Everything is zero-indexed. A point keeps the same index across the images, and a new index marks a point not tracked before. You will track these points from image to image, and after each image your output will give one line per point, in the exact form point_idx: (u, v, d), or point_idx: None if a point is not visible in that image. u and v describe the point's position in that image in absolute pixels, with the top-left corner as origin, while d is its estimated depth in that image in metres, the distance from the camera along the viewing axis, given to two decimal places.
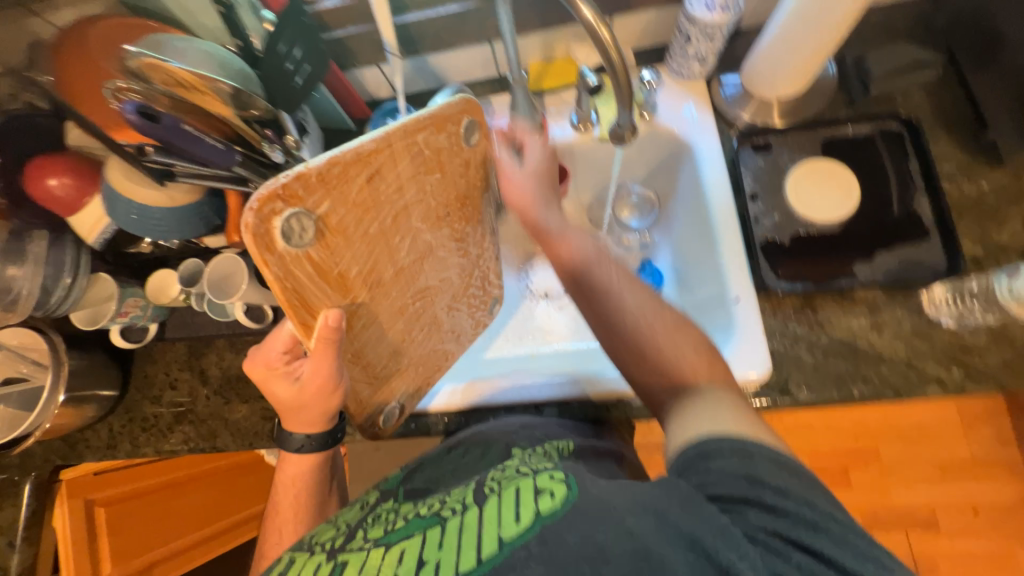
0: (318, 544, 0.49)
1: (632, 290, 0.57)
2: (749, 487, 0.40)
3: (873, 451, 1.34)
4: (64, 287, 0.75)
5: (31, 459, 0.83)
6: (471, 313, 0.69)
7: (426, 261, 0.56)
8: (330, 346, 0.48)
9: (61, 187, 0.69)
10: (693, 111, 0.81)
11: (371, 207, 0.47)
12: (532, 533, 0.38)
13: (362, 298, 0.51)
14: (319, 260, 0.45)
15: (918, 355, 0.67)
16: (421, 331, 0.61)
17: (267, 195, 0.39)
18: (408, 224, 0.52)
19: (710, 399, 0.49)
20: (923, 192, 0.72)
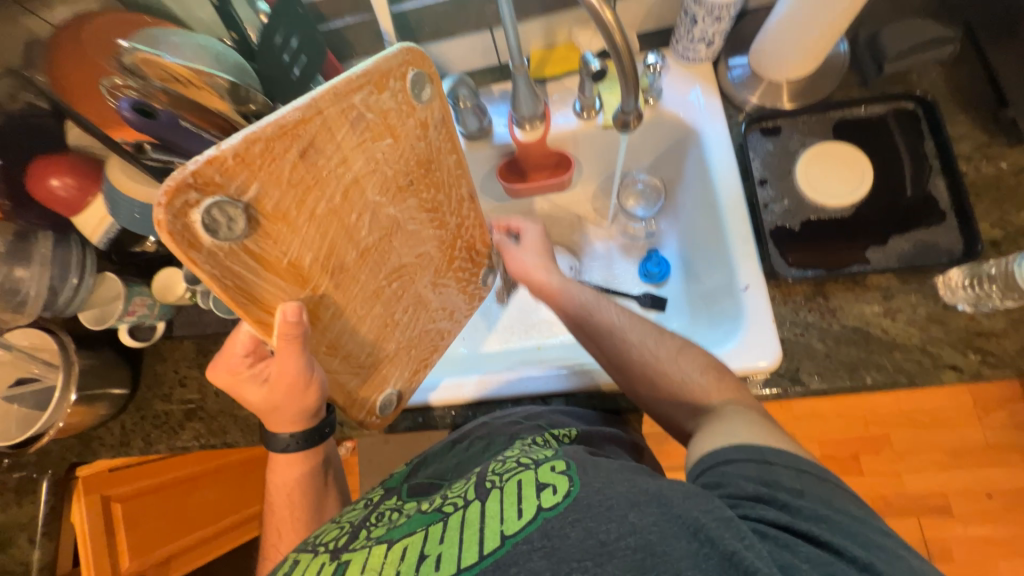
0: (321, 544, 0.49)
1: (635, 327, 0.63)
2: (762, 489, 0.42)
3: (885, 437, 1.33)
4: (72, 288, 0.75)
5: (46, 457, 0.86)
6: (461, 289, 0.64)
7: (403, 240, 0.52)
8: (297, 339, 0.46)
9: (63, 189, 0.69)
10: (700, 96, 0.79)
11: (315, 183, 0.41)
12: (533, 530, 0.39)
13: (324, 286, 0.47)
14: (260, 251, 0.41)
15: (933, 341, 0.65)
16: (405, 312, 0.58)
17: (175, 186, 0.34)
18: (382, 209, 0.48)
19: (727, 415, 0.51)
20: (939, 174, 0.70)
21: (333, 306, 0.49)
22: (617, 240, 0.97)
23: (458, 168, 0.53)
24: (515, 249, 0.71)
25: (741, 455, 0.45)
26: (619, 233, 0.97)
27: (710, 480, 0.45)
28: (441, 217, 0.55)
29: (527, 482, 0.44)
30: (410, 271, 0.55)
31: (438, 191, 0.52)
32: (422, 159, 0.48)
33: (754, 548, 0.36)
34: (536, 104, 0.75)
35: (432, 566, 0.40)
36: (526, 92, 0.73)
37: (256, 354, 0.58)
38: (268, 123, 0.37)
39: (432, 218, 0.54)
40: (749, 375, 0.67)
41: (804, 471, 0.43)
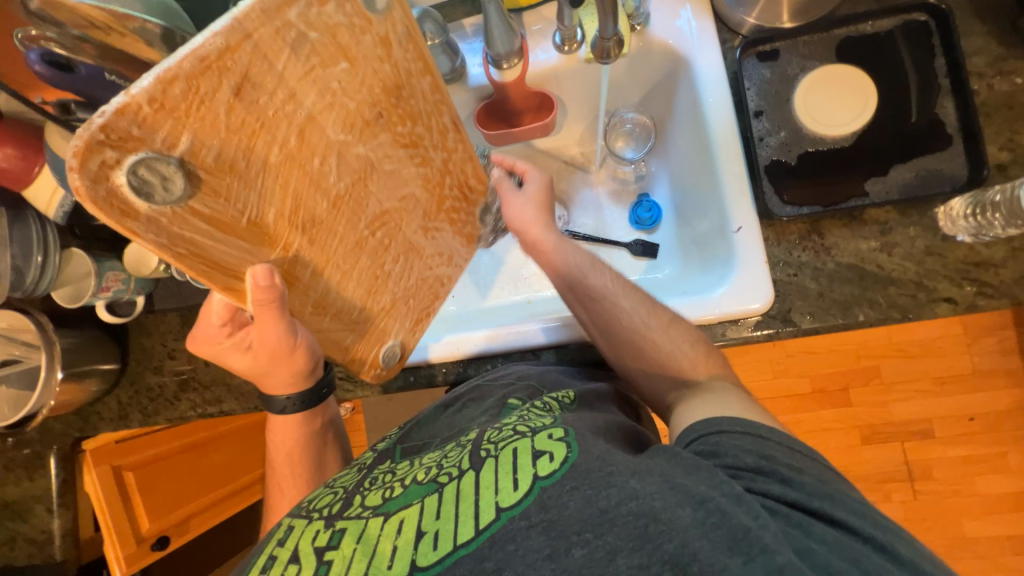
0: (315, 510, 0.50)
1: (627, 295, 0.62)
2: (761, 461, 0.41)
3: (874, 369, 1.36)
4: (37, 267, 0.72)
5: (50, 433, 0.86)
6: (457, 231, 0.60)
7: (383, 183, 0.48)
8: (273, 305, 0.44)
9: (4, 160, 0.64)
10: (691, 19, 0.72)
11: (262, 124, 0.37)
12: (530, 501, 0.39)
13: (298, 244, 0.44)
14: (210, 212, 0.37)
15: (929, 274, 0.64)
16: (396, 262, 0.54)
17: (85, 145, 0.30)
18: (349, 149, 0.43)
19: (712, 390, 0.52)
20: (947, 94, 0.65)
21: (311, 265, 0.46)
22: (607, 186, 0.93)
23: (435, 93, 0.47)
24: (516, 193, 0.67)
25: (739, 430, 0.44)
26: (608, 178, 0.93)
27: (704, 448, 0.44)
28: (421, 152, 0.49)
29: (523, 449, 0.44)
30: (395, 217, 0.51)
31: (406, 122, 0.46)
32: (389, 86, 0.43)
33: (766, 525, 0.36)
34: (511, 37, 0.68)
35: (429, 543, 0.40)
36: (501, 26, 0.67)
37: (236, 323, 0.56)
38: (185, 53, 0.32)
39: (410, 155, 0.48)
40: (739, 318, 0.67)
41: (802, 453, 0.43)
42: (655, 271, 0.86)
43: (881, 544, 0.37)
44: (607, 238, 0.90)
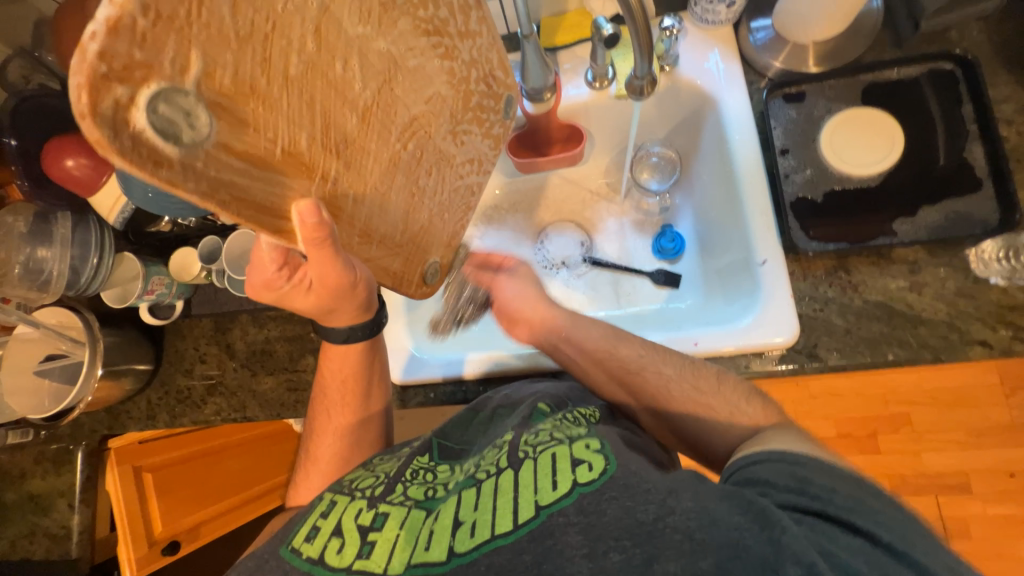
0: (358, 489, 0.52)
1: (668, 362, 0.61)
2: (793, 483, 0.40)
3: (904, 416, 1.30)
4: (91, 268, 0.77)
5: (81, 429, 0.89)
6: (485, 133, 0.51)
7: (408, 84, 0.42)
8: (325, 245, 0.39)
9: (78, 168, 0.70)
10: (719, 62, 0.75)
11: (274, 25, 0.31)
12: (570, 502, 0.39)
13: (334, 171, 0.38)
14: (245, 150, 0.32)
15: (961, 315, 0.63)
16: (429, 175, 0.47)
17: (89, 81, 0.24)
18: (371, 45, 0.37)
19: (769, 437, 0.47)
20: (975, 138, 0.66)
21: (352, 193, 0.41)
22: (630, 216, 0.95)
23: None
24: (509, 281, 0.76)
25: (778, 458, 0.43)
26: (632, 209, 0.95)
27: (741, 477, 0.43)
28: (445, 41, 0.43)
29: (561, 455, 0.44)
30: (424, 124, 0.44)
31: (427, 3, 0.40)
32: None
33: (790, 532, 0.35)
34: (546, 74, 0.72)
35: (467, 532, 0.41)
36: (537, 62, 0.70)
37: (290, 265, 0.54)
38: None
39: (434, 44, 0.42)
40: (764, 351, 0.66)
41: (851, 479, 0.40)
42: (676, 301, 0.87)
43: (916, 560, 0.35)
44: (629, 267, 0.91)
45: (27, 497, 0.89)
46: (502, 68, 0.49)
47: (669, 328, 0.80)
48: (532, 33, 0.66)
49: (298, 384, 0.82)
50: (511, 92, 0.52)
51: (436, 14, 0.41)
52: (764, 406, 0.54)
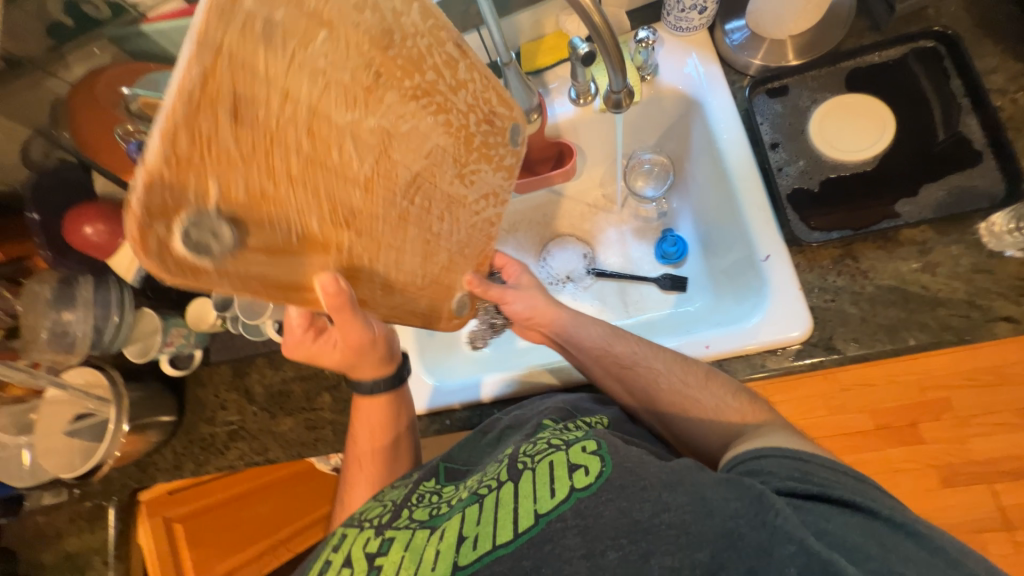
0: (366, 520, 0.51)
1: (659, 359, 0.61)
2: (802, 479, 0.39)
3: (944, 401, 1.24)
4: (114, 325, 0.80)
5: (111, 484, 0.90)
6: (496, 167, 0.53)
7: (405, 146, 0.43)
8: (345, 311, 0.42)
9: (96, 235, 0.73)
10: (698, 66, 0.76)
11: (272, 139, 0.33)
12: (567, 507, 0.39)
13: (347, 240, 0.41)
14: (266, 245, 0.35)
15: (980, 292, 0.61)
16: (442, 220, 0.50)
17: (136, 229, 0.29)
18: (362, 125, 0.39)
19: (758, 433, 0.47)
20: (970, 111, 0.65)
21: (367, 257, 0.43)
22: (630, 224, 0.95)
23: (426, 19, 0.40)
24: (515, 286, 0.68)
25: (771, 454, 0.42)
26: (631, 217, 0.95)
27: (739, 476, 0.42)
28: (435, 99, 0.44)
29: (558, 462, 0.43)
30: (427, 176, 0.46)
31: (412, 72, 0.41)
32: (377, 35, 0.37)
33: (787, 516, 0.34)
34: (530, 96, 0.73)
35: (470, 545, 0.40)
36: (520, 86, 0.72)
37: (317, 326, 0.58)
38: (171, 100, 0.28)
39: (424, 105, 0.43)
40: (779, 347, 0.65)
41: (847, 473, 0.40)
42: (686, 305, 0.86)
43: (901, 524, 0.37)
44: (634, 275, 0.91)
45: (64, 557, 0.90)
46: (502, 102, 0.50)
47: (681, 332, 0.79)
48: (512, 61, 0.68)
49: (317, 422, 0.83)
50: (517, 122, 0.53)
51: (422, 79, 0.42)
52: (754, 402, 0.55)
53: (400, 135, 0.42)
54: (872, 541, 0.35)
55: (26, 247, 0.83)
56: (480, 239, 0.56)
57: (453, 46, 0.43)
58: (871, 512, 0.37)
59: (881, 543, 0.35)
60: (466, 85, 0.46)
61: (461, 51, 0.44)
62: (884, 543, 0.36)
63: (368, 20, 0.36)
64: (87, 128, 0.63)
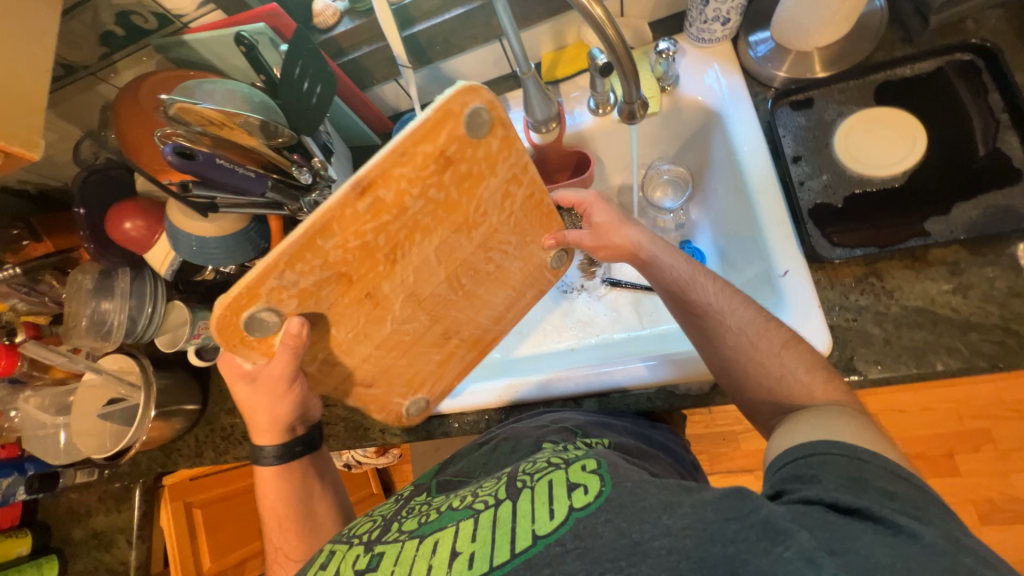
0: (355, 537, 0.52)
1: (737, 312, 0.57)
2: (855, 483, 0.38)
3: (983, 432, 1.17)
4: (147, 316, 0.84)
5: (137, 467, 0.94)
6: (490, 163, 0.48)
7: (430, 276, 0.54)
8: (290, 351, 0.48)
9: (134, 230, 0.78)
10: (720, 77, 0.76)
11: (383, 360, 0.59)
12: (565, 530, 0.39)
13: (456, 336, 0.63)
14: (433, 380, 0.66)
15: (1017, 318, 0.57)
16: (492, 260, 0.58)
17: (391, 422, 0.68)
18: (398, 310, 0.55)
19: (813, 416, 0.47)
20: (1010, 127, 0.62)
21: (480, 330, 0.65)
22: None
23: (332, 239, 0.44)
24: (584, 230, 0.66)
25: (836, 453, 0.41)
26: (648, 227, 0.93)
27: (791, 472, 0.42)
28: (402, 240, 0.49)
29: (558, 481, 0.44)
30: (462, 269, 0.56)
31: (372, 258, 0.48)
32: (334, 285, 0.48)
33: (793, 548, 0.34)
34: (550, 106, 0.73)
35: (465, 562, 0.41)
36: (539, 96, 0.71)
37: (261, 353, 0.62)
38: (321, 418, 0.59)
39: (398, 253, 0.50)
40: None
41: (911, 482, 0.38)
42: None
43: (941, 550, 0.34)
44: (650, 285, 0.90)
45: (91, 535, 0.95)
46: (438, 123, 0.42)
47: None
48: (531, 71, 0.67)
49: (329, 419, 0.80)
50: (471, 109, 0.43)
51: (381, 244, 0.47)
52: (830, 379, 0.51)
53: (414, 273, 0.52)
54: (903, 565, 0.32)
55: (72, 240, 0.91)
56: (537, 209, 0.57)
57: (349, 191, 0.42)
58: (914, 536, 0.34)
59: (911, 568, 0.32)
60: (408, 190, 0.45)
61: (370, 184, 0.43)
62: (914, 568, 0.32)
63: (330, 296, 0.48)
64: (133, 131, 0.68)
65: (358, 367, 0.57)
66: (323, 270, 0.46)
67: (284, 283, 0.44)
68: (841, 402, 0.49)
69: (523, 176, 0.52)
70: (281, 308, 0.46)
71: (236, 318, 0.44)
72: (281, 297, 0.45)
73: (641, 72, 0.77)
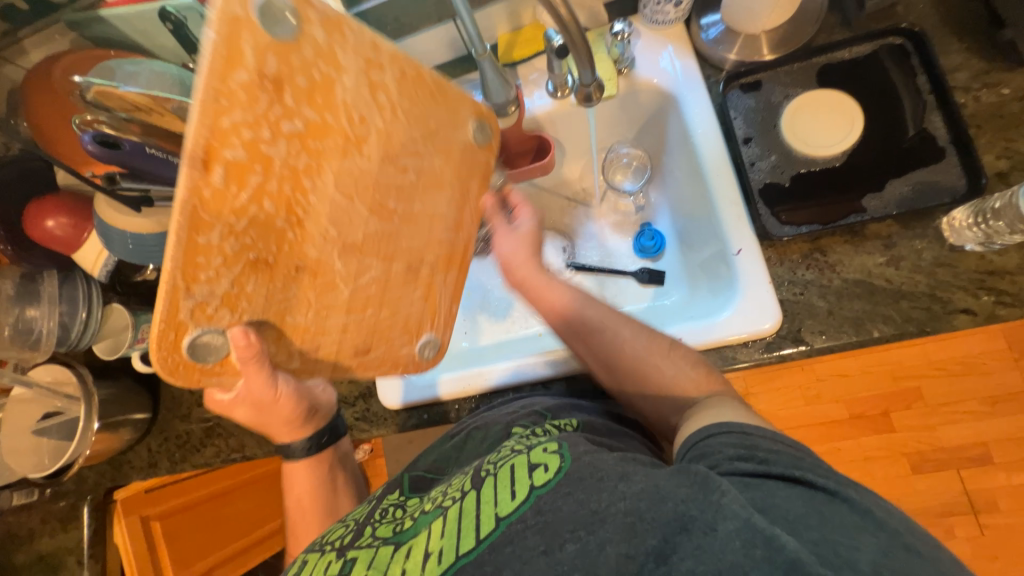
0: (327, 544, 0.51)
1: (626, 325, 0.63)
2: (742, 451, 0.41)
3: (915, 391, 1.28)
4: (81, 321, 0.78)
5: (84, 483, 0.89)
6: (331, 57, 0.36)
7: (357, 211, 0.43)
8: (258, 363, 0.43)
9: (59, 228, 0.71)
10: (674, 61, 0.77)
11: (366, 328, 0.48)
12: (527, 508, 0.40)
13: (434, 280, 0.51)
14: (434, 319, 0.53)
15: (941, 285, 0.62)
16: (415, 157, 0.44)
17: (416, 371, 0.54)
18: (341, 256, 0.44)
19: (718, 405, 0.49)
20: (935, 108, 0.66)
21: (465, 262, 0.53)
22: (609, 218, 0.95)
23: (204, 234, 0.36)
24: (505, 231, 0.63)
25: (727, 431, 0.43)
26: (610, 212, 0.95)
27: (696, 455, 0.43)
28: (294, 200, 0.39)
29: (520, 465, 0.44)
30: (398, 187, 0.44)
31: (273, 232, 0.39)
32: (250, 272, 0.40)
33: (730, 494, 0.35)
34: (508, 89, 0.72)
35: (435, 560, 0.41)
36: (496, 79, 0.70)
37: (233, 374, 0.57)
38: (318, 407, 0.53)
39: (294, 212, 0.39)
40: (750, 339, 0.66)
41: (786, 442, 0.42)
42: (663, 298, 0.86)
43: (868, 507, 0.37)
44: (614, 268, 0.91)
45: (37, 558, 0.89)
46: (231, 44, 0.32)
47: (656, 324, 0.79)
48: (486, 52, 0.66)
49: None
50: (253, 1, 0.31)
51: (267, 212, 0.38)
52: (710, 372, 0.57)
53: (331, 217, 0.41)
54: (812, 512, 0.36)
55: None
56: (423, 86, 0.42)
57: (190, 171, 0.33)
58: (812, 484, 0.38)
59: (820, 513, 0.36)
60: (257, 138, 0.35)
61: (209, 153, 0.34)
62: (823, 512, 0.36)
63: (258, 288, 0.41)
64: (49, 120, 0.61)
65: (343, 342, 0.47)
66: (232, 267, 0.38)
67: (200, 299, 0.38)
68: (722, 390, 0.55)
69: (381, 55, 0.39)
70: (218, 325, 0.40)
71: (180, 355, 0.39)
72: (208, 315, 0.39)
73: (597, 54, 0.76)
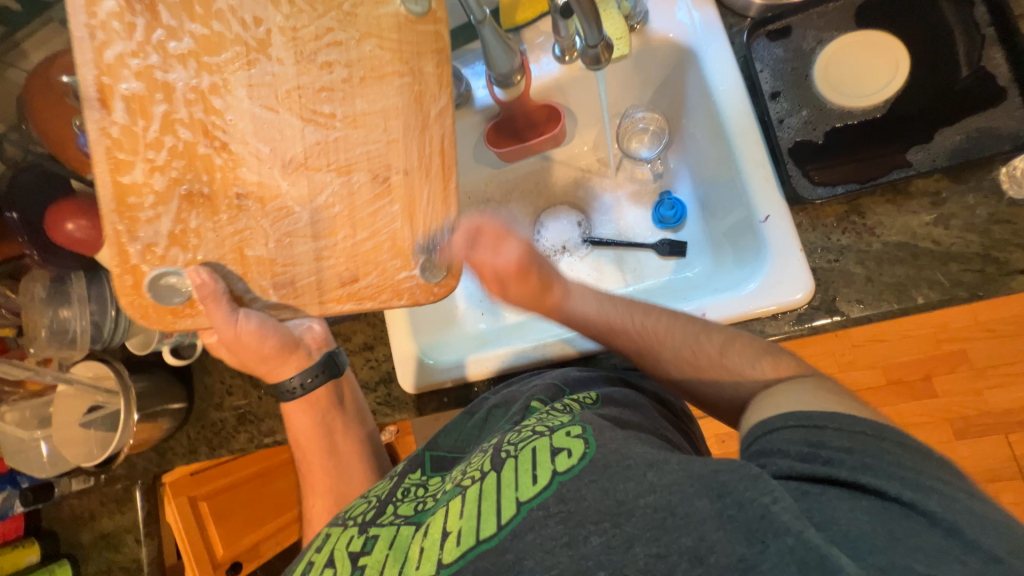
0: (350, 518, 0.53)
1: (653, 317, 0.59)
2: (807, 451, 0.39)
3: (959, 353, 1.20)
4: (111, 320, 0.80)
5: (134, 469, 0.92)
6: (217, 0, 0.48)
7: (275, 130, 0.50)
8: (211, 300, 0.51)
9: (79, 230, 0.72)
10: (692, 12, 0.70)
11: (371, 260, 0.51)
12: (548, 495, 0.39)
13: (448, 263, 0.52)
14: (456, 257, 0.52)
15: (998, 244, 0.57)
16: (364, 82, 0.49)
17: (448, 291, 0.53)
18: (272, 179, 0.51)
19: (780, 392, 0.46)
20: (996, 41, 0.58)
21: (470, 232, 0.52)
22: (626, 188, 0.89)
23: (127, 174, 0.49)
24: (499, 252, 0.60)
25: (790, 425, 0.41)
26: (627, 181, 0.89)
27: (757, 448, 0.42)
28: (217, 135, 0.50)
29: (541, 447, 0.43)
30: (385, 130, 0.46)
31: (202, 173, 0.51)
32: (191, 196, 0.51)
33: (783, 502, 0.33)
34: (511, 55, 0.67)
35: (454, 541, 0.41)
36: (499, 46, 0.66)
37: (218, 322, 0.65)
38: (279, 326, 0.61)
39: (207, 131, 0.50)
40: (781, 312, 0.62)
41: (869, 433, 0.38)
42: (684, 271, 0.82)
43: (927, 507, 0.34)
44: (631, 241, 0.87)
45: (99, 536, 0.94)
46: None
47: (680, 299, 0.75)
48: (487, 18, 0.61)
49: None
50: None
51: (179, 141, 0.50)
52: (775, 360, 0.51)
53: (252, 130, 0.50)
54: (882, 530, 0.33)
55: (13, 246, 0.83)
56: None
57: (96, 114, 0.49)
58: (881, 493, 0.35)
59: (889, 531, 0.33)
60: (142, 65, 0.49)
61: (105, 93, 0.49)
62: (895, 533, 0.32)
63: (199, 221, 0.51)
64: (49, 121, 0.61)
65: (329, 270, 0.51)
66: (166, 202, 0.51)
67: (146, 241, 0.51)
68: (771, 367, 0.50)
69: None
70: (175, 265, 0.51)
71: (145, 298, 0.51)
72: (158, 255, 0.51)
73: (607, 11, 0.70)
